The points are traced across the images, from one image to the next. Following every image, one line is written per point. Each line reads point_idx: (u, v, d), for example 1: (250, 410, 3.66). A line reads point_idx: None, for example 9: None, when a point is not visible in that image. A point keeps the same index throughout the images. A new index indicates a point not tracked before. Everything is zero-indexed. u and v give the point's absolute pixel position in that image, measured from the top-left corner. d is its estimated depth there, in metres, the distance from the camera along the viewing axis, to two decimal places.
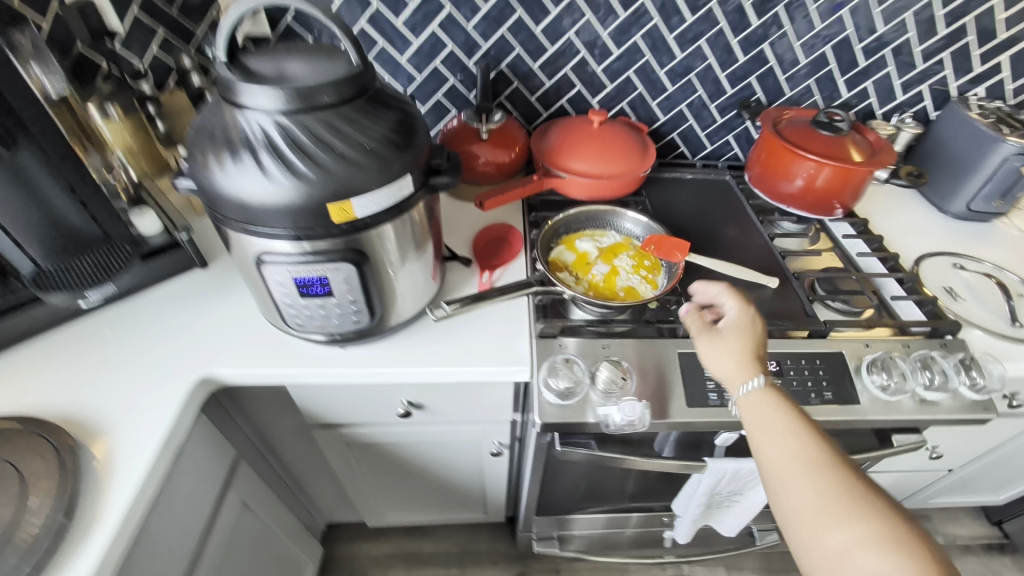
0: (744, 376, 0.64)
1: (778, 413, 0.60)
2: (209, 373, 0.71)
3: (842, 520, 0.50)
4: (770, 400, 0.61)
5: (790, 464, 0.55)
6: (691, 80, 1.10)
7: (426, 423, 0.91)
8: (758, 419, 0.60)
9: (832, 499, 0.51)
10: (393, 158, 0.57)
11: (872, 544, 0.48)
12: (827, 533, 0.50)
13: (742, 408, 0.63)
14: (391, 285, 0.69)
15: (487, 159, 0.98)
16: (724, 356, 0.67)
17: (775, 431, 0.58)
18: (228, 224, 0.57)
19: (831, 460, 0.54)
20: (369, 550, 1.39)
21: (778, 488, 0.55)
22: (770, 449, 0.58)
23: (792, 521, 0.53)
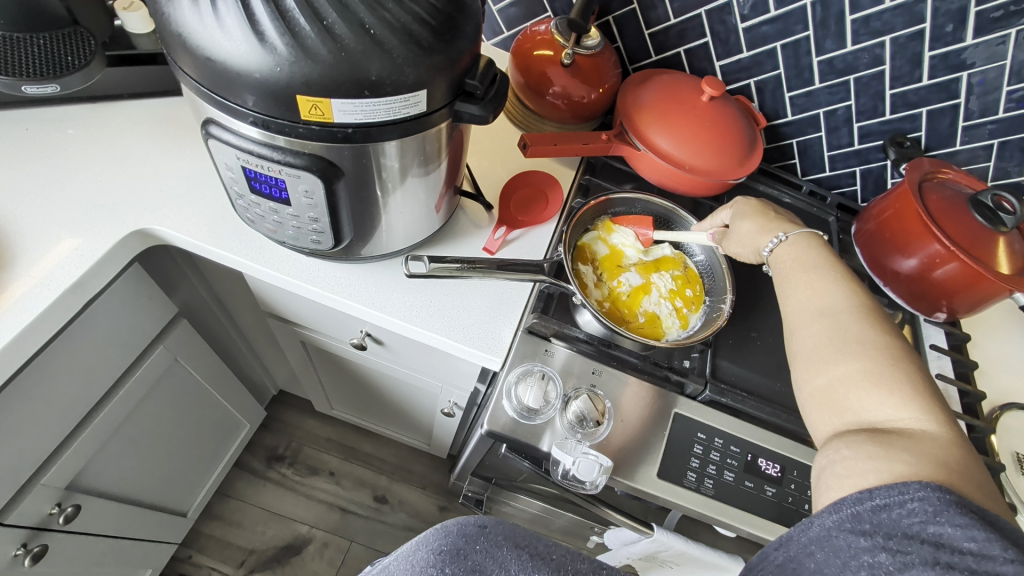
0: (767, 236, 0.61)
1: (810, 259, 0.56)
2: (147, 227, 0.62)
3: (839, 358, 0.48)
4: (805, 250, 0.57)
5: (806, 312, 0.53)
6: (847, 83, 0.85)
7: (383, 357, 0.81)
8: (785, 263, 0.57)
9: (845, 339, 0.49)
10: (405, 59, 0.41)
11: (869, 383, 0.46)
12: (824, 369, 0.49)
13: (774, 260, 0.59)
14: (377, 216, 0.56)
15: (559, 90, 0.79)
16: (749, 232, 0.62)
17: (800, 280, 0.55)
18: (180, 73, 0.44)
19: (854, 309, 0.51)
20: (312, 427, 1.36)
21: (791, 344, 0.52)
22: (794, 293, 0.55)
23: (798, 357, 0.51)
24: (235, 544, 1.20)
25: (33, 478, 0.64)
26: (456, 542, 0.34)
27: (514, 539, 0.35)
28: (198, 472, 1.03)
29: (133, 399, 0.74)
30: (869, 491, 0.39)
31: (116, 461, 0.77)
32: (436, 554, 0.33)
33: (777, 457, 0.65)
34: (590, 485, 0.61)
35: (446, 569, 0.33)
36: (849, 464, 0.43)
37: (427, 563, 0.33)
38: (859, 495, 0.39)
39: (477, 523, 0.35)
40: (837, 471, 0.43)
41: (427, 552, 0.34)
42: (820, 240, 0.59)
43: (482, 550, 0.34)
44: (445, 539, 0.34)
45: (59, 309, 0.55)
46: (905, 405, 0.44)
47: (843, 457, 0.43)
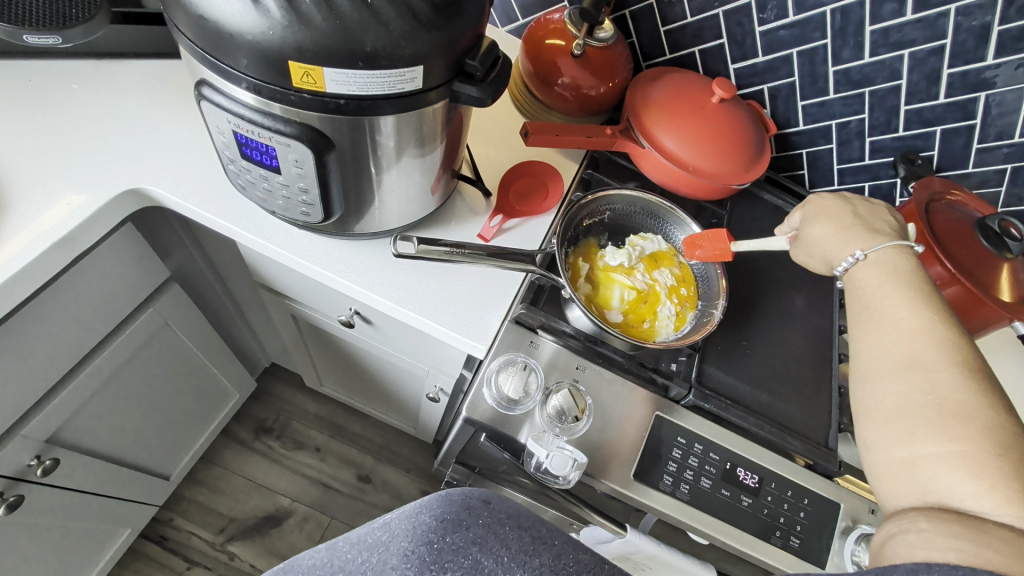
0: (843, 251, 0.55)
1: (899, 295, 0.48)
2: (142, 187, 0.61)
3: (926, 426, 0.41)
4: (894, 284, 0.50)
5: (890, 363, 0.45)
6: (861, 95, 0.83)
7: (371, 337, 0.80)
8: (869, 299, 0.50)
9: (938, 403, 0.41)
10: (401, 33, 0.40)
11: (961, 462, 0.38)
12: (905, 436, 0.42)
13: (856, 291, 0.52)
14: (370, 194, 0.55)
15: (568, 81, 0.78)
16: (821, 240, 0.58)
17: (885, 320, 0.47)
18: (176, 32, 0.43)
19: (954, 366, 0.42)
20: (301, 402, 1.36)
21: (867, 398, 0.46)
22: (877, 336, 0.47)
23: (872, 414, 0.45)
24: (217, 511, 1.21)
25: (14, 428, 0.65)
26: (458, 512, 0.27)
27: (518, 518, 0.28)
28: (183, 437, 1.03)
29: (119, 359, 0.74)
30: (925, 563, 0.30)
31: (100, 419, 0.78)
32: (439, 520, 0.27)
33: (755, 467, 0.64)
34: (562, 480, 0.60)
35: (448, 537, 0.26)
36: (925, 538, 0.37)
37: (429, 527, 0.27)
38: (913, 564, 0.29)
39: (481, 496, 0.28)
40: (908, 541, 0.38)
41: (429, 516, 0.27)
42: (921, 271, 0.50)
43: (489, 526, 0.27)
44: (450, 506, 0.27)
45: (46, 262, 0.55)
46: (1009, 498, 0.36)
47: (920, 530, 0.37)
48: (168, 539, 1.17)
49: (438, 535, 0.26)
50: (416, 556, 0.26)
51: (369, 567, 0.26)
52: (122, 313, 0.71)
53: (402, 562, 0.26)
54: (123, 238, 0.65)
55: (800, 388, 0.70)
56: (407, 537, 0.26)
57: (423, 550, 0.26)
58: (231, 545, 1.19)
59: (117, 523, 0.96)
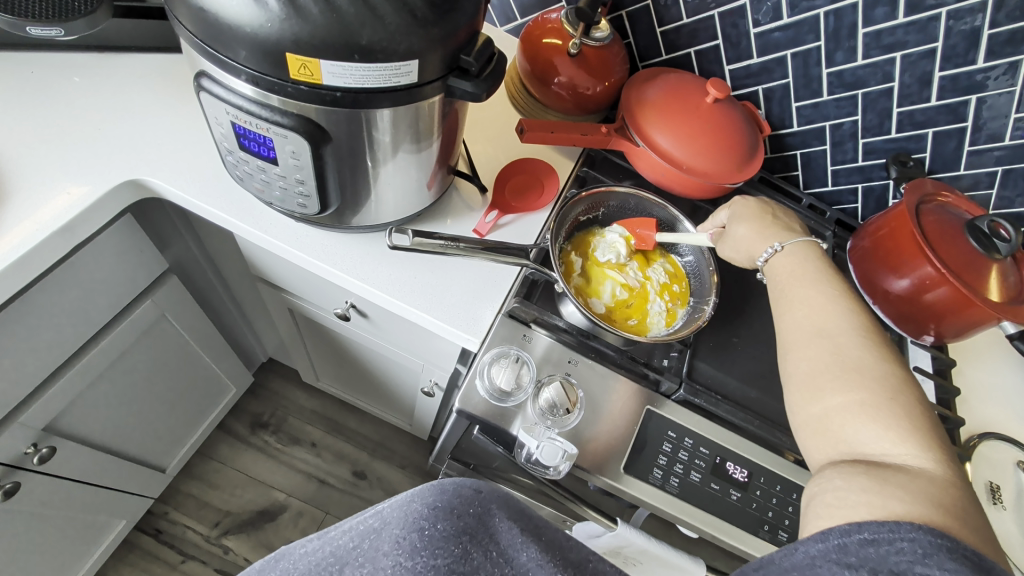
0: (763, 245, 0.59)
1: (809, 272, 0.54)
2: (140, 178, 0.62)
3: (837, 384, 0.45)
4: (803, 263, 0.55)
5: (802, 332, 0.50)
6: (854, 98, 0.84)
7: (366, 330, 0.81)
8: (784, 279, 0.55)
9: (844, 362, 0.46)
10: (397, 27, 0.41)
11: (865, 412, 0.43)
12: (818, 395, 0.46)
13: (769, 271, 0.58)
14: (365, 187, 0.56)
15: (565, 80, 0.79)
16: (741, 239, 0.61)
17: (797, 295, 0.53)
18: (177, 23, 0.44)
19: (853, 329, 0.48)
20: (298, 398, 1.37)
21: (783, 365, 0.50)
22: (791, 311, 0.52)
23: (789, 379, 0.49)
24: (212, 505, 1.22)
25: (10, 416, 0.65)
26: (451, 500, 0.32)
27: (507, 507, 0.34)
28: (178, 430, 1.04)
29: (117, 349, 0.75)
30: (857, 524, 0.36)
31: (98, 409, 0.78)
32: (431, 508, 0.31)
33: (745, 462, 0.65)
34: (552, 471, 0.61)
35: (439, 524, 0.31)
36: (840, 494, 0.40)
37: (421, 514, 0.31)
38: (846, 526, 0.36)
39: (472, 486, 0.34)
40: (827, 501, 0.41)
41: (421, 505, 0.32)
42: (820, 251, 0.57)
43: (476, 513, 0.32)
44: (442, 496, 0.32)
45: (46, 251, 0.56)
46: (903, 438, 0.42)
47: (834, 488, 0.41)
48: (163, 533, 1.18)
49: (429, 522, 0.31)
50: (407, 542, 0.30)
51: (364, 552, 0.31)
52: (120, 303, 0.72)
53: (394, 548, 0.30)
54: (122, 229, 0.66)
55: None
56: (399, 525, 0.31)
57: (415, 536, 0.30)
58: (226, 539, 1.19)
59: (113, 514, 0.97)
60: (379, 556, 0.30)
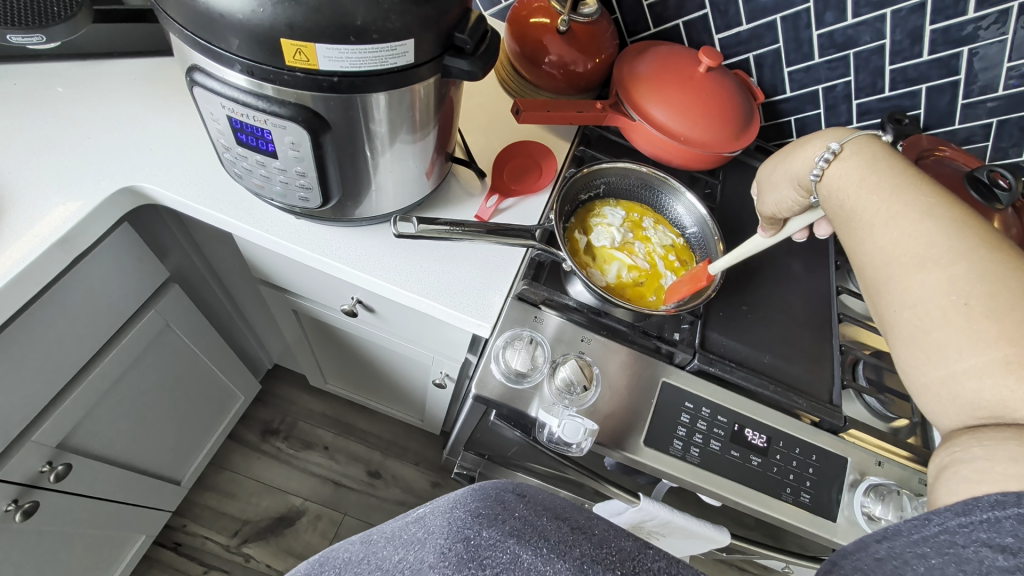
0: (817, 150, 0.50)
1: (888, 190, 0.44)
2: (136, 184, 0.61)
3: (961, 337, 0.37)
4: (880, 176, 0.45)
5: (899, 268, 0.41)
6: (846, 58, 0.84)
7: (373, 326, 0.81)
8: (856, 199, 0.46)
9: (966, 305, 0.37)
10: (391, 5, 0.40)
11: (1008, 368, 0.35)
12: (939, 352, 0.38)
13: (835, 194, 0.48)
14: (366, 175, 0.55)
15: (555, 58, 0.78)
16: (776, 171, 0.55)
17: (880, 220, 0.43)
18: (165, 18, 0.43)
19: (969, 255, 0.38)
20: (306, 402, 1.36)
21: (887, 312, 0.42)
22: (878, 239, 0.43)
23: (896, 330, 0.41)
24: (229, 515, 1.21)
25: (24, 434, 0.65)
26: (493, 507, 0.31)
27: (554, 510, 0.33)
28: (190, 441, 1.03)
29: (125, 362, 0.74)
30: (1016, 495, 0.30)
31: (107, 423, 0.77)
32: (473, 515, 0.30)
33: (763, 427, 0.65)
34: (575, 447, 0.61)
35: (484, 532, 0.30)
36: (983, 467, 0.34)
37: (463, 523, 0.30)
38: (1000, 498, 0.31)
39: (513, 492, 0.34)
40: (965, 474, 0.35)
41: (463, 512, 0.31)
42: (896, 154, 0.46)
43: (521, 518, 0.31)
44: (484, 502, 0.32)
45: (47, 265, 0.55)
46: None
47: (972, 459, 0.35)
48: (183, 545, 1.17)
49: (474, 530, 0.30)
50: (452, 553, 0.29)
51: (407, 564, 0.29)
52: (123, 315, 0.71)
53: (439, 559, 0.29)
54: (120, 239, 0.65)
55: (802, 349, 0.71)
56: (442, 534, 0.30)
57: (460, 546, 0.29)
58: (246, 547, 1.19)
59: (131, 530, 0.96)
60: (424, 567, 0.29)
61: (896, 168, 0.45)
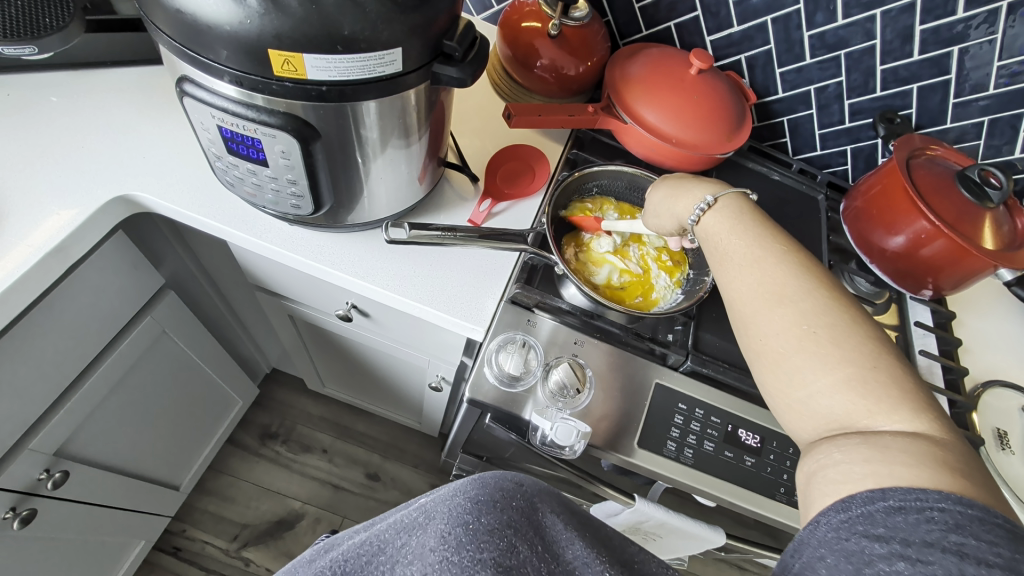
0: (693, 202, 0.53)
1: (747, 236, 0.48)
2: (130, 193, 0.62)
3: (813, 360, 0.40)
4: (744, 224, 0.49)
5: (758, 302, 0.44)
6: (837, 58, 0.84)
7: (368, 330, 0.81)
8: (724, 243, 0.49)
9: (813, 332, 0.41)
10: (378, 15, 0.40)
11: (848, 387, 0.39)
12: (794, 375, 0.41)
13: (707, 238, 0.51)
14: (357, 181, 0.55)
15: (547, 62, 0.78)
16: (665, 203, 0.57)
17: (744, 261, 0.47)
18: (154, 29, 0.44)
19: (814, 290, 0.43)
20: (305, 406, 1.37)
21: (749, 341, 0.44)
22: (743, 277, 0.46)
23: (758, 358, 0.44)
24: (228, 519, 1.22)
25: (21, 443, 0.65)
26: (493, 494, 0.32)
27: (549, 502, 0.34)
28: (188, 447, 1.03)
29: (121, 368, 0.74)
30: (880, 490, 0.34)
31: (105, 430, 0.78)
32: (473, 502, 0.31)
33: (756, 428, 0.65)
34: (568, 451, 0.62)
35: (483, 518, 0.30)
36: (844, 469, 0.36)
37: (464, 509, 0.31)
38: (868, 494, 0.34)
39: (513, 481, 0.34)
40: (827, 477, 0.37)
41: (464, 499, 0.31)
42: (753, 205, 0.51)
43: (519, 507, 0.32)
44: (484, 490, 0.32)
45: (43, 273, 0.56)
46: (894, 408, 0.38)
47: (835, 462, 0.37)
48: (183, 550, 1.17)
49: (473, 516, 0.30)
50: (452, 537, 0.29)
51: (410, 550, 0.30)
52: (119, 322, 0.71)
53: (440, 543, 0.29)
54: (116, 247, 0.66)
55: None
56: (444, 518, 0.30)
57: (460, 530, 0.30)
58: (246, 551, 1.19)
59: (129, 536, 0.96)
60: (426, 552, 0.29)
61: (753, 217, 0.50)
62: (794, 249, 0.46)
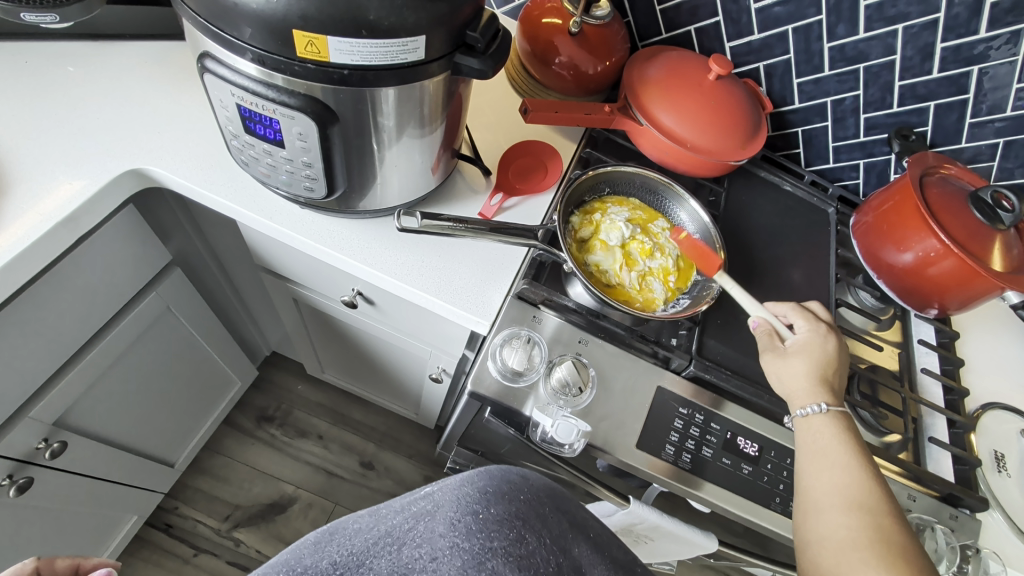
0: (809, 399, 0.59)
1: (846, 446, 0.55)
2: (142, 166, 0.62)
3: (877, 562, 0.47)
4: (847, 434, 0.56)
5: (838, 499, 0.51)
6: (856, 72, 0.84)
7: (372, 318, 0.81)
8: (823, 439, 0.56)
9: (885, 542, 0.48)
10: (405, 2, 0.40)
11: None
12: (856, 568, 0.47)
13: (803, 430, 0.58)
14: (371, 167, 0.55)
15: (566, 60, 0.78)
16: (797, 371, 0.61)
17: (836, 465, 0.54)
18: (179, 4, 0.44)
19: (891, 512, 0.50)
20: (303, 391, 1.37)
21: (817, 523, 0.51)
22: (829, 475, 0.53)
23: (821, 542, 0.50)
24: (221, 499, 1.22)
25: (20, 411, 0.65)
26: (501, 485, 0.32)
27: (554, 500, 0.34)
28: (183, 426, 1.03)
29: (124, 343, 0.75)
30: None
31: (104, 404, 0.78)
32: (482, 492, 0.31)
33: (756, 436, 0.65)
34: (566, 448, 0.63)
35: (492, 508, 0.30)
36: None
37: (473, 498, 0.31)
38: None
39: (518, 475, 0.34)
40: None
41: (472, 489, 0.32)
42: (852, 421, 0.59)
43: (527, 500, 0.32)
44: (492, 481, 0.32)
45: (49, 243, 0.55)
46: None
47: None
48: (174, 528, 1.18)
49: (482, 505, 0.30)
50: (462, 524, 0.30)
51: (418, 534, 0.30)
52: (124, 296, 0.71)
53: (450, 529, 0.29)
54: (126, 220, 0.66)
55: None
56: (452, 507, 0.30)
57: (470, 518, 0.30)
58: (237, 532, 1.20)
59: (124, 509, 0.97)
60: (435, 537, 0.29)
61: (852, 433, 0.57)
62: (880, 475, 0.54)
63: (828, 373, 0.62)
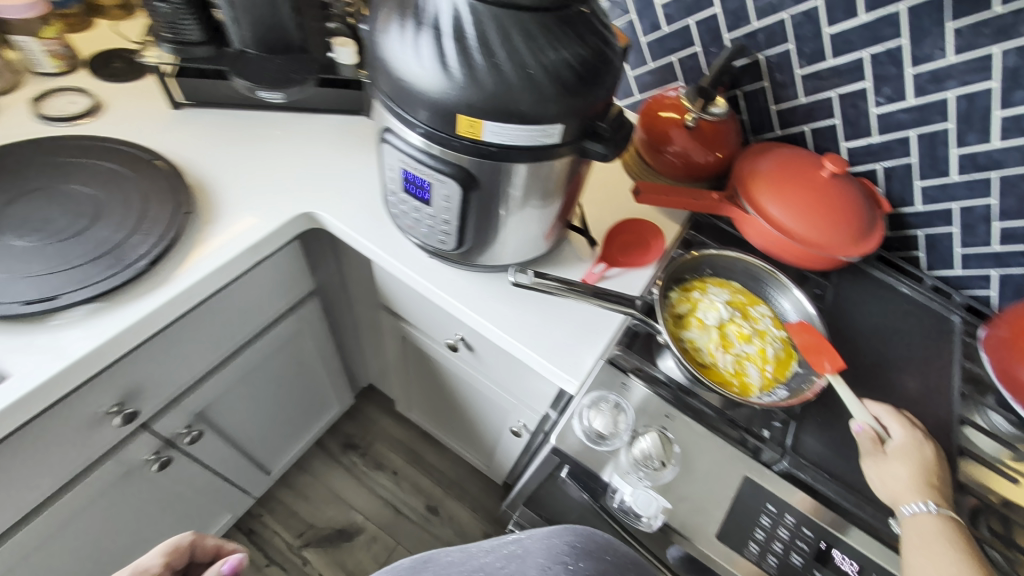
0: (913, 497, 0.59)
1: (959, 551, 0.54)
2: (314, 212, 0.71)
3: None
4: (960, 540, 0.55)
5: None
6: (989, 180, 0.80)
7: (469, 364, 0.87)
8: (936, 541, 0.55)
9: None
10: (551, 98, 0.48)
11: None
12: None
13: (911, 527, 0.57)
14: (497, 228, 0.63)
15: (678, 150, 0.84)
16: (901, 476, 0.61)
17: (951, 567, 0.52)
18: (375, 89, 0.56)
19: None
20: (386, 425, 1.45)
21: None
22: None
23: None
24: (299, 515, 1.30)
25: (179, 398, 0.76)
26: (587, 544, 0.43)
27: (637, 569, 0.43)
28: (285, 438, 1.13)
29: (262, 353, 0.87)
30: None
31: (235, 405, 0.89)
32: (573, 548, 0.42)
33: (854, 552, 0.60)
34: (644, 522, 0.62)
35: (579, 560, 0.41)
36: None
37: (564, 551, 0.42)
38: None
39: (604, 539, 0.44)
40: None
41: (563, 543, 0.43)
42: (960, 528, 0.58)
43: (612, 560, 0.42)
44: (580, 540, 0.43)
45: (234, 264, 0.65)
46: None
47: None
48: (254, 533, 1.27)
49: (572, 558, 0.41)
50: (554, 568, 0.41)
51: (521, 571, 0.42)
52: (271, 313, 0.82)
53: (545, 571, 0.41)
54: (292, 249, 0.77)
55: None
56: (547, 554, 0.42)
57: (560, 565, 0.41)
58: (306, 550, 1.26)
59: (223, 506, 1.07)
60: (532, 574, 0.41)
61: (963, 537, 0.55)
62: None
63: (936, 479, 0.61)
